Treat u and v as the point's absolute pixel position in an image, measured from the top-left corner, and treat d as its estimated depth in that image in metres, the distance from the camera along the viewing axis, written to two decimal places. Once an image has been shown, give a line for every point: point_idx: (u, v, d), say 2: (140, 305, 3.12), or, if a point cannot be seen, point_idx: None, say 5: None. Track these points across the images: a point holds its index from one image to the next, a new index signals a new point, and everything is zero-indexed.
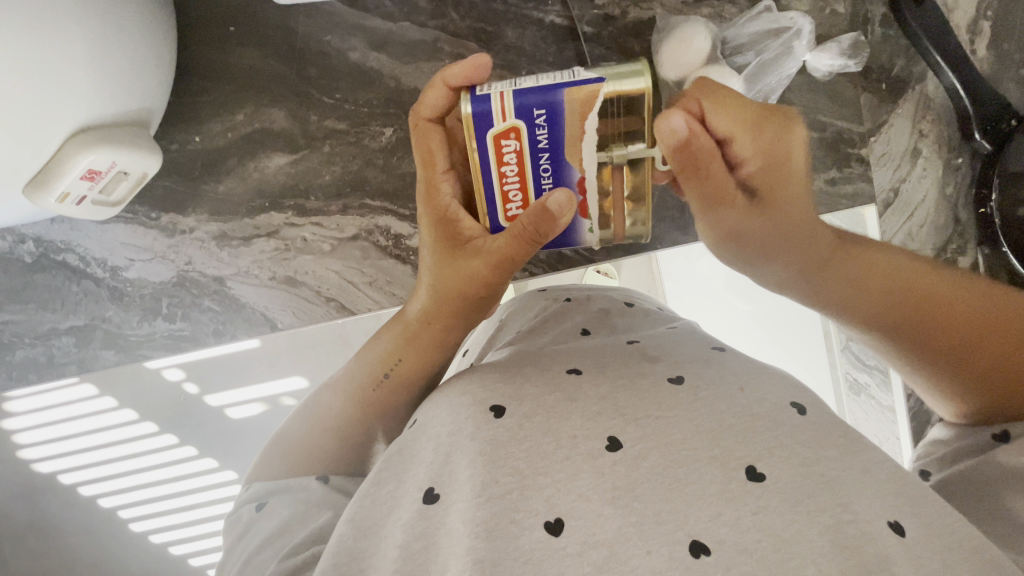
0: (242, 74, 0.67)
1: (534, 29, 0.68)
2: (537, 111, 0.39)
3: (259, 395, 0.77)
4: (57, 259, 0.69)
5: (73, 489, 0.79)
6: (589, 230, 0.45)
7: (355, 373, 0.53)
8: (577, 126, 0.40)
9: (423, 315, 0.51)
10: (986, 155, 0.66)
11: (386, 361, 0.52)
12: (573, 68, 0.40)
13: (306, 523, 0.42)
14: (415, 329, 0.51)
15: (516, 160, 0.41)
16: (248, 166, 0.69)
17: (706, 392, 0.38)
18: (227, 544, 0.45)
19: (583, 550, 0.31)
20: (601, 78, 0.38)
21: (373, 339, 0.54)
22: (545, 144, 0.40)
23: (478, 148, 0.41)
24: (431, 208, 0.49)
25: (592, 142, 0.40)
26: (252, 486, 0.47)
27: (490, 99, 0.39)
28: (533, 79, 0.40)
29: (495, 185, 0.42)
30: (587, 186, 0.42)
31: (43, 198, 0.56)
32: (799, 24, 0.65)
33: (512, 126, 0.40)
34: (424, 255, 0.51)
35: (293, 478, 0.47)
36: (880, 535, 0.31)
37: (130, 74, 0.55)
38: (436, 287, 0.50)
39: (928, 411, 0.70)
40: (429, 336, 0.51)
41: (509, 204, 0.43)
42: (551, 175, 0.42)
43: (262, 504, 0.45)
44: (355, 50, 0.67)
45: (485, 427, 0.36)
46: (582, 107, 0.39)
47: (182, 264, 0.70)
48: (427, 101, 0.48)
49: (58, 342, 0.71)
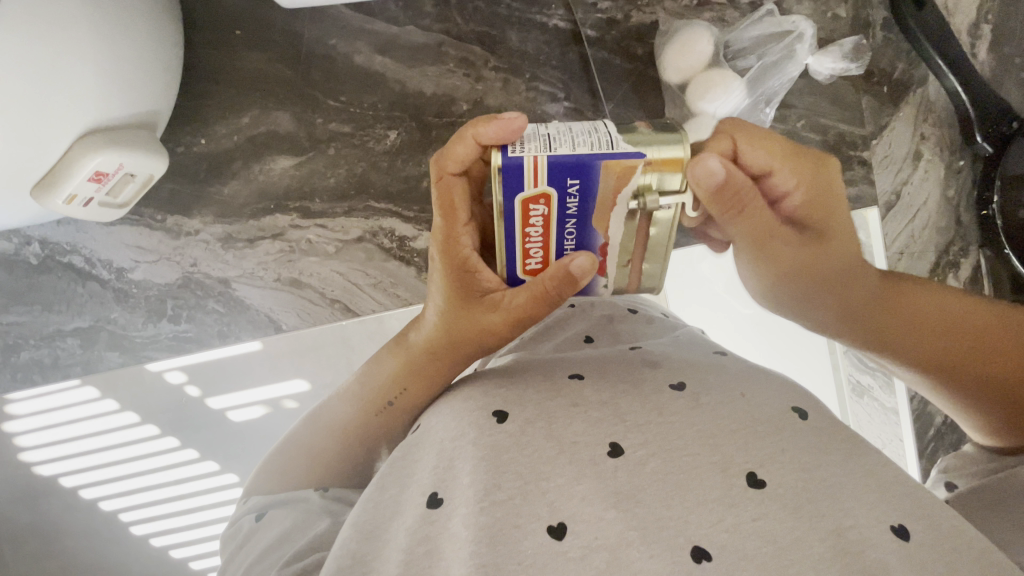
0: (248, 77, 0.68)
1: (537, 33, 0.68)
2: (570, 181, 0.35)
3: (261, 397, 0.75)
4: (62, 260, 0.70)
5: (75, 492, 0.78)
6: (604, 285, 0.42)
7: (353, 400, 0.49)
8: (609, 198, 0.36)
9: (426, 360, 0.46)
10: (987, 157, 0.65)
11: (389, 388, 0.47)
12: (611, 133, 0.35)
13: (307, 531, 0.41)
14: (418, 371, 0.46)
15: (542, 224, 0.37)
16: (253, 168, 0.69)
17: (708, 397, 0.38)
18: (223, 556, 0.44)
19: (586, 554, 0.32)
20: (640, 153, 0.34)
21: (370, 366, 0.50)
22: (574, 212, 0.37)
23: (503, 207, 0.36)
24: (445, 258, 0.42)
25: (623, 211, 0.37)
26: (249, 500, 0.47)
27: (523, 161, 0.34)
28: (568, 140, 0.35)
29: (516, 243, 0.38)
30: (609, 249, 0.39)
31: (50, 199, 0.57)
32: (801, 27, 0.65)
33: (543, 192, 0.35)
34: (432, 302, 0.45)
35: (291, 491, 0.46)
36: (885, 543, 0.31)
37: (137, 77, 0.56)
38: (441, 338, 0.45)
39: (929, 412, 0.71)
40: (432, 382, 0.46)
41: (529, 260, 0.40)
42: (574, 238, 0.38)
43: (261, 514, 0.44)
44: (360, 53, 0.68)
45: (488, 432, 0.36)
46: (617, 182, 0.35)
47: (186, 265, 0.70)
48: (453, 151, 0.39)
49: (63, 343, 0.72)
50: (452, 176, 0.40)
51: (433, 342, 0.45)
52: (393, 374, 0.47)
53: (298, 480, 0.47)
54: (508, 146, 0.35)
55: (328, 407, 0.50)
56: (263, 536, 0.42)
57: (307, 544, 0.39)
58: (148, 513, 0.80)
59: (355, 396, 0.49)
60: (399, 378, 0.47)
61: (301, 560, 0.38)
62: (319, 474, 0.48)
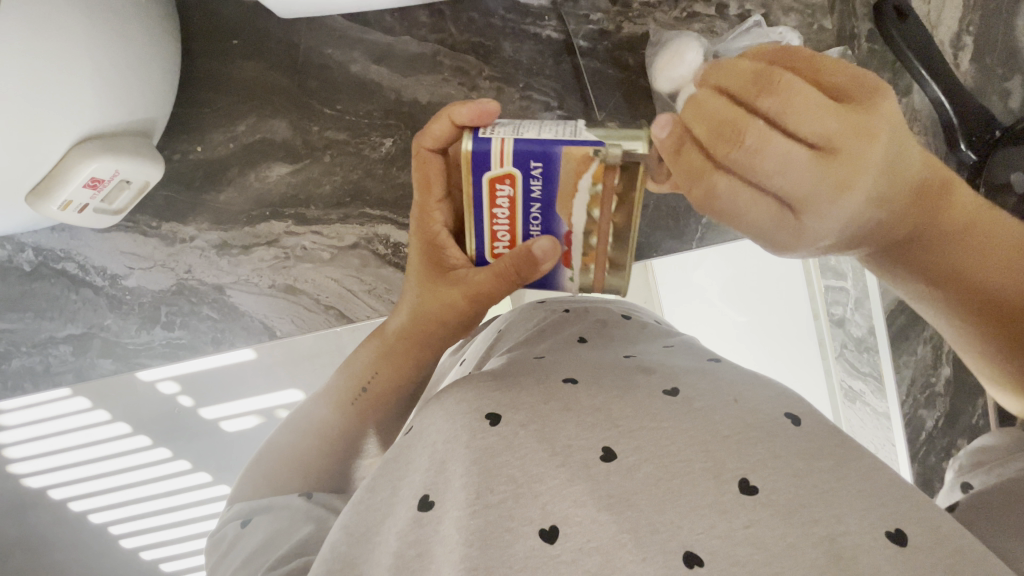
0: (244, 86, 0.69)
1: (531, 43, 0.69)
2: (533, 162, 0.37)
3: (254, 407, 0.77)
4: (56, 267, 0.70)
5: (65, 502, 0.78)
6: (570, 279, 0.43)
7: (343, 386, 0.53)
8: (571, 182, 0.38)
9: (399, 318, 0.52)
10: (971, 165, 0.65)
11: (363, 375, 0.52)
12: (577, 124, 0.38)
13: (291, 536, 0.41)
14: (394, 341, 0.52)
15: (508, 205, 0.39)
16: (248, 176, 0.69)
17: (701, 402, 0.38)
18: (209, 562, 0.43)
19: (577, 558, 0.32)
20: (601, 142, 0.37)
21: (354, 352, 0.55)
22: (538, 195, 0.39)
23: (470, 185, 0.39)
24: (421, 234, 0.47)
25: (584, 200, 0.38)
26: (234, 507, 0.47)
27: (490, 143, 0.37)
28: (537, 127, 0.38)
29: (484, 224, 0.41)
30: (574, 239, 0.41)
31: (45, 205, 0.57)
32: (787, 38, 0.67)
33: (508, 172, 0.38)
34: (410, 278, 0.50)
35: (275, 497, 0.46)
36: (877, 549, 0.31)
37: (133, 86, 0.56)
38: (416, 309, 0.49)
39: (919, 418, 0.68)
40: (402, 344, 0.52)
41: (497, 242, 0.42)
42: (540, 223, 0.40)
43: (248, 520, 0.44)
44: (356, 62, 0.69)
45: (480, 435, 0.37)
46: (578, 167, 0.37)
47: (181, 272, 0.70)
48: (431, 133, 0.44)
49: (55, 351, 0.71)
50: (432, 154, 0.45)
51: (405, 304, 0.51)
52: (379, 325, 0.54)
53: (287, 482, 0.48)
54: (481, 126, 0.40)
55: (312, 414, 0.53)
56: (249, 542, 0.42)
57: (296, 549, 0.39)
58: (141, 523, 0.80)
59: (343, 388, 0.53)
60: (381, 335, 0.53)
61: (292, 564, 0.38)
62: (313, 478, 0.49)
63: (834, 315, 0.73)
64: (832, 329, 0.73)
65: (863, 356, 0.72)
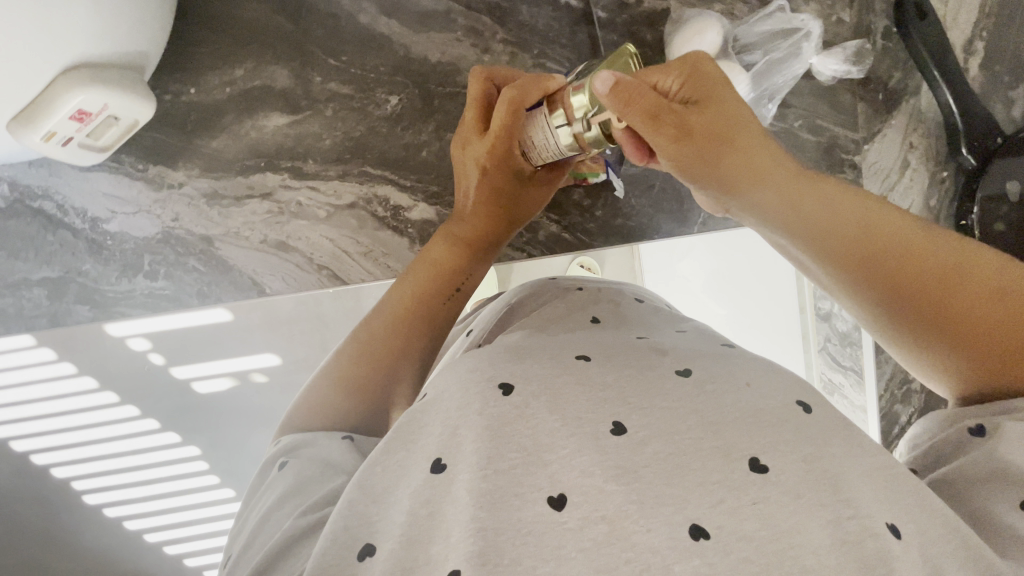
0: (245, 28, 0.65)
1: (548, 9, 0.68)
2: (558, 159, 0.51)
3: (227, 369, 0.76)
4: (33, 206, 0.66)
5: (35, 450, 0.75)
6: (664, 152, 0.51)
7: (349, 346, 0.50)
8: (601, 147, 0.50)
9: (482, 237, 0.56)
10: (970, 170, 0.66)
11: (454, 278, 0.54)
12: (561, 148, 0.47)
13: (324, 484, 0.40)
14: (464, 239, 0.55)
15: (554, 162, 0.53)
16: (244, 124, 0.66)
17: (713, 386, 0.38)
18: (250, 504, 0.43)
19: (584, 525, 0.32)
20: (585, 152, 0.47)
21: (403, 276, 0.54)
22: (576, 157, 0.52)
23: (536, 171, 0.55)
24: (500, 163, 0.53)
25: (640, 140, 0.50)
26: (279, 442, 0.46)
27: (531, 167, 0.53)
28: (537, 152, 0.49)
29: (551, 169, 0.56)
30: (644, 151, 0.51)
31: (28, 134, 0.54)
32: (809, 26, 0.66)
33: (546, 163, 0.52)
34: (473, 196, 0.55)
35: (314, 433, 0.45)
36: (879, 533, 0.31)
37: (133, 14, 0.53)
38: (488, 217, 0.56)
39: (895, 412, 0.72)
40: (483, 255, 0.57)
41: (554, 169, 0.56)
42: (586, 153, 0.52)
43: (285, 462, 0.43)
44: (365, 13, 0.66)
45: (494, 402, 0.36)
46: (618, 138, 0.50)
47: (167, 220, 0.67)
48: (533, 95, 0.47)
49: (29, 293, 0.68)
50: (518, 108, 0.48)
51: (477, 218, 0.56)
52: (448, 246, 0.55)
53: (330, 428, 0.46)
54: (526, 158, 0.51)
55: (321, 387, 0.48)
56: None
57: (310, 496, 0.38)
58: (112, 476, 0.78)
59: (344, 353, 0.50)
60: (458, 255, 0.55)
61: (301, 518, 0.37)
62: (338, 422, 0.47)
63: (821, 310, 0.76)
64: (817, 323, 0.77)
65: (846, 350, 0.75)
